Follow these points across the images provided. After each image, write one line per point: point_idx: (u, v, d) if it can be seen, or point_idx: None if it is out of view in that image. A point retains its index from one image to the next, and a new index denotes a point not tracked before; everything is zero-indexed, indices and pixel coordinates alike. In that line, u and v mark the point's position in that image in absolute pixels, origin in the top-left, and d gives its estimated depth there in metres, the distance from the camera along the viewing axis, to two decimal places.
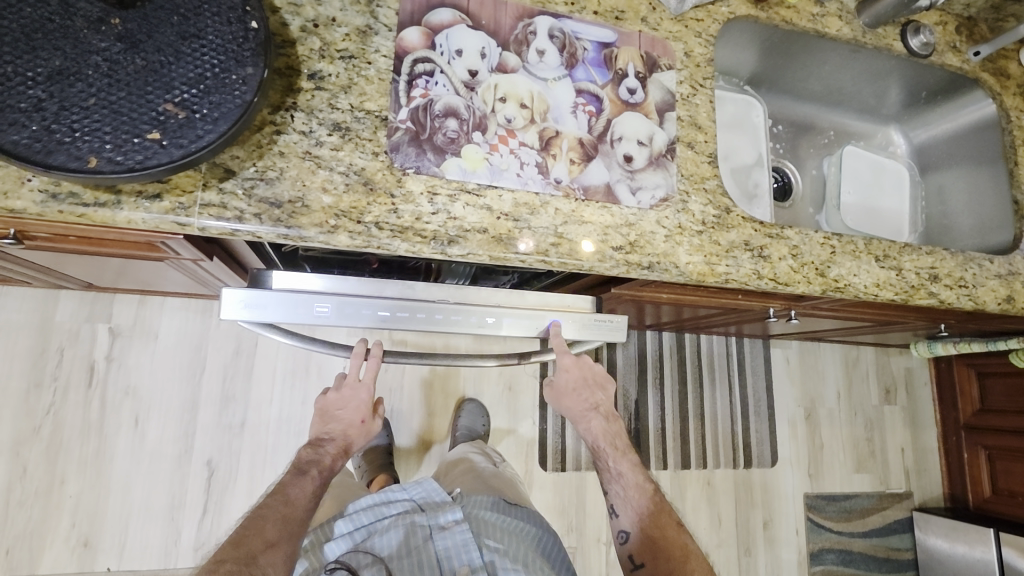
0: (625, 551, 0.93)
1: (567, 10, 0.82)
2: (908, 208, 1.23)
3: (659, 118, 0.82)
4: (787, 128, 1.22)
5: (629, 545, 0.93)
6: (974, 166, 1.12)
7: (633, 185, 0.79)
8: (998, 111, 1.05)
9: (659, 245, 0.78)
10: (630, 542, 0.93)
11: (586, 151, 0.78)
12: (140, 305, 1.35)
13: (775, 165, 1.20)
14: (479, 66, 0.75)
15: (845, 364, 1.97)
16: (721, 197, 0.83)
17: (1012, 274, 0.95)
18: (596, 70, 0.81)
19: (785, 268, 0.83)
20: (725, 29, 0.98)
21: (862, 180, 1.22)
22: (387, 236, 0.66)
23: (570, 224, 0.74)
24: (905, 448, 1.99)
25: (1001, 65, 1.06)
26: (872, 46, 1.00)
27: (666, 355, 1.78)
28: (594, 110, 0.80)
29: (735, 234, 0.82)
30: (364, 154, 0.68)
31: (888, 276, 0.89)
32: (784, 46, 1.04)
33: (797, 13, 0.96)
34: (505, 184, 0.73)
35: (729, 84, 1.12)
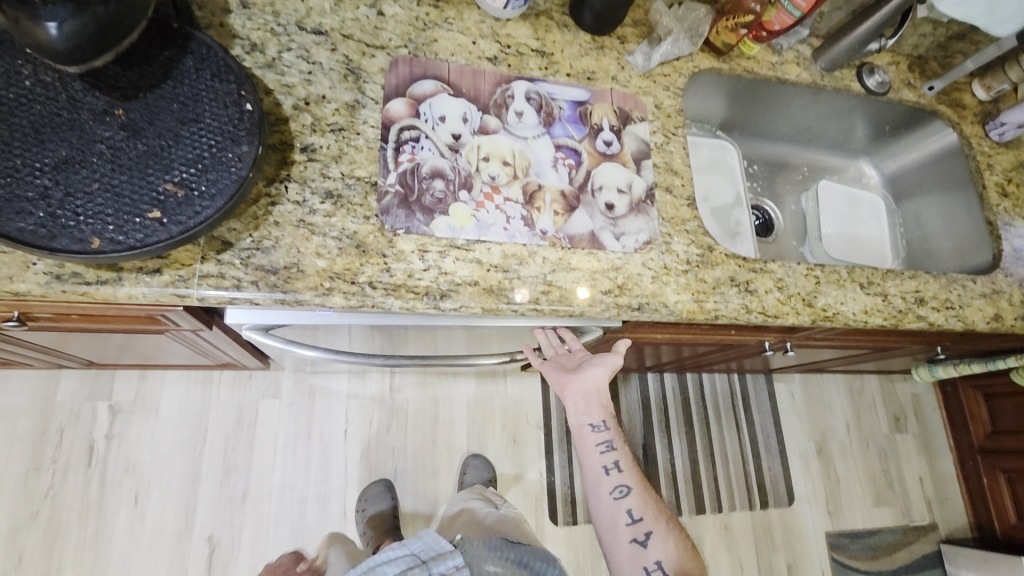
0: (631, 532, 0.83)
1: (541, 74, 0.87)
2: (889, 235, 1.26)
3: (637, 166, 0.86)
4: (763, 167, 1.26)
5: (655, 551, 0.81)
6: (946, 192, 1.17)
7: (617, 231, 0.81)
8: (960, 139, 1.12)
9: (647, 286, 0.80)
10: (656, 547, 0.81)
11: (569, 202, 0.81)
12: (141, 380, 1.36)
13: (754, 204, 1.23)
14: (461, 130, 0.80)
15: (850, 394, 1.95)
16: (702, 237, 0.86)
17: (996, 292, 0.99)
18: (573, 126, 0.85)
19: (773, 301, 0.86)
20: (691, 82, 1.04)
21: (839, 212, 1.22)
22: (381, 294, 0.69)
23: (558, 271, 0.77)
24: (923, 477, 1.94)
25: (956, 97, 1.13)
26: (832, 88, 1.06)
27: (669, 397, 1.76)
28: (573, 163, 0.83)
29: (720, 271, 0.85)
30: (356, 219, 0.71)
31: (875, 302, 0.91)
32: (750, 92, 1.10)
33: (757, 63, 1.01)
34: (492, 238, 0.76)
35: (703, 130, 1.17)
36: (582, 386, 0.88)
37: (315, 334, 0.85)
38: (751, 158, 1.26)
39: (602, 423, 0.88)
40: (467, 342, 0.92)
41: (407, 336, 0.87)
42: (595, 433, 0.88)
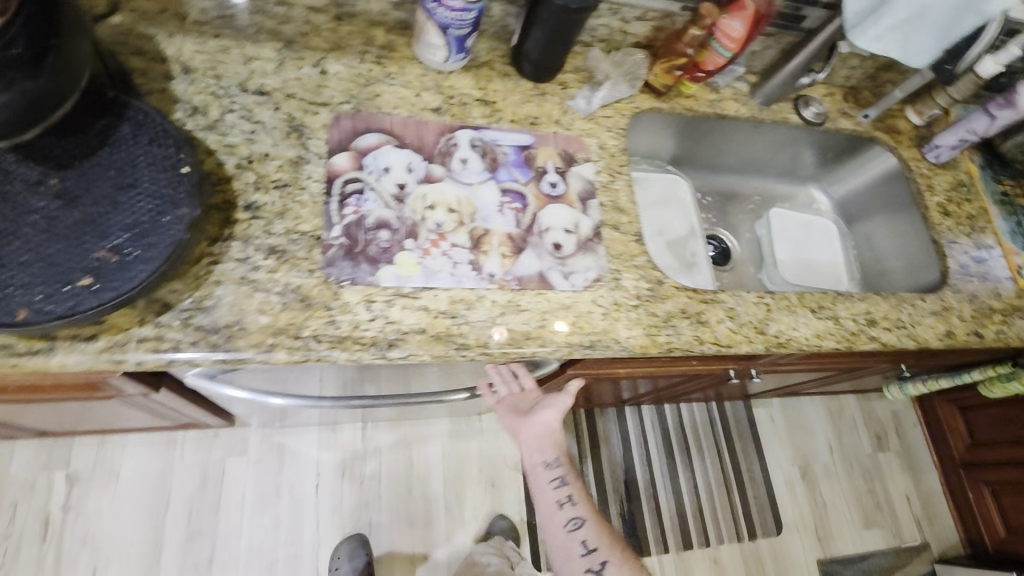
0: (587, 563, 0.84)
1: (485, 122, 0.90)
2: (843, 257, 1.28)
3: (583, 206, 0.88)
4: (716, 199, 1.29)
5: None
6: (893, 213, 1.20)
7: (565, 270, 0.82)
8: (899, 162, 1.16)
9: (598, 323, 0.81)
10: None
11: (516, 244, 0.82)
12: (100, 446, 1.32)
13: (709, 234, 1.26)
14: (406, 179, 0.81)
15: (830, 415, 1.95)
16: (652, 271, 0.87)
17: (946, 309, 1.01)
18: (518, 171, 0.87)
19: (725, 331, 0.87)
20: (635, 122, 1.07)
21: (793, 236, 1.24)
22: (326, 348, 0.68)
23: (507, 314, 0.77)
24: (910, 495, 1.92)
25: (891, 123, 1.18)
26: (771, 121, 1.11)
27: (648, 429, 1.75)
28: (519, 206, 0.85)
29: (670, 304, 0.86)
30: (301, 273, 0.71)
31: (826, 325, 0.92)
32: (694, 129, 1.14)
33: (696, 101, 1.05)
34: (439, 284, 0.76)
35: (653, 166, 1.21)
36: (534, 429, 0.91)
37: (286, 378, 0.86)
38: (704, 190, 1.29)
39: (555, 461, 0.90)
40: (439, 379, 0.93)
41: (377, 374, 0.88)
42: (548, 470, 0.90)
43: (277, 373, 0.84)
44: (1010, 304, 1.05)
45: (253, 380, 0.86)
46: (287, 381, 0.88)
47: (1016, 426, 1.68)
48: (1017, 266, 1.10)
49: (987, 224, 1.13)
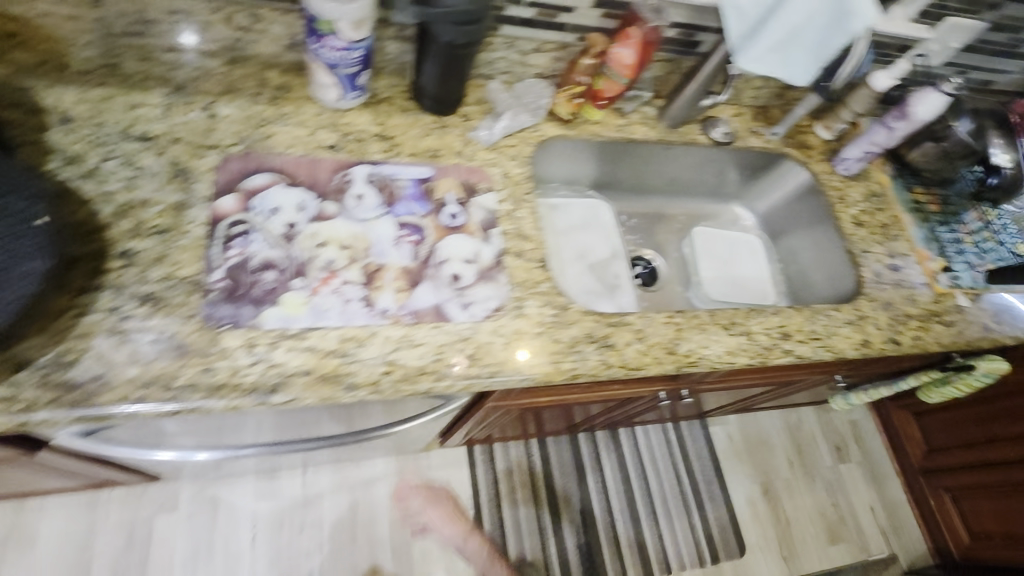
0: None
1: (383, 157, 0.89)
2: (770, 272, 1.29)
3: (484, 235, 0.87)
4: (641, 220, 1.30)
5: None
6: (811, 227, 1.22)
7: (463, 301, 0.81)
8: (811, 176, 1.19)
9: (499, 353, 0.79)
10: None
11: (413, 278, 0.81)
12: (17, 512, 1.26)
13: (635, 256, 1.26)
14: (297, 218, 0.80)
15: (788, 429, 1.94)
16: (556, 297, 0.86)
17: (861, 318, 1.01)
18: (416, 204, 0.86)
19: (633, 353, 0.86)
20: (547, 150, 1.08)
21: (718, 255, 1.25)
22: (200, 397, 0.66)
23: (401, 349, 0.76)
24: (874, 506, 1.90)
25: (802, 138, 1.21)
26: (680, 143, 1.13)
27: (604, 455, 1.72)
28: (417, 239, 0.84)
29: (575, 329, 0.85)
30: (176, 319, 0.69)
31: (739, 342, 0.92)
32: (609, 155, 1.15)
33: (604, 127, 1.07)
34: (328, 323, 0.74)
35: (573, 191, 1.21)
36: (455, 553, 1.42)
37: (228, 426, 0.84)
38: (629, 212, 1.30)
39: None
40: (385, 417, 0.93)
41: (319, 416, 0.88)
42: None
43: (216, 417, 0.81)
44: (926, 310, 1.06)
45: (182, 430, 0.83)
46: (221, 430, 0.86)
47: (967, 429, 1.68)
48: (932, 271, 1.11)
49: (900, 232, 1.15)
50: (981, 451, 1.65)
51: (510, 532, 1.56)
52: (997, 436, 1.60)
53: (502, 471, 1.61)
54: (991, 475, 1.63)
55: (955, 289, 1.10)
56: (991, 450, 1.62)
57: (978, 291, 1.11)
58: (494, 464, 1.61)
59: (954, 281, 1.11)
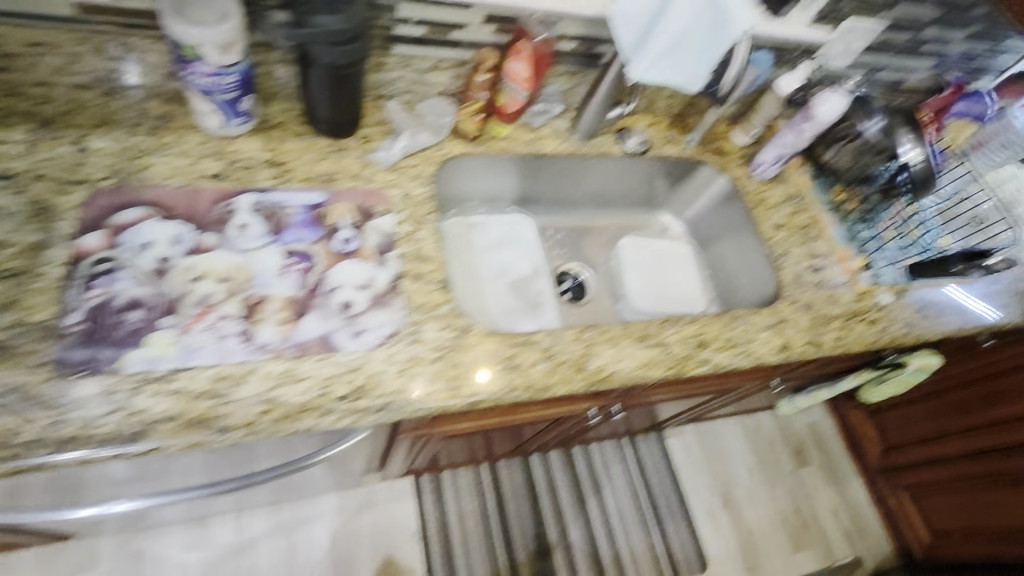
0: None
1: (272, 183, 0.85)
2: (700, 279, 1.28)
3: (380, 259, 0.84)
4: (568, 234, 1.28)
5: None
6: (737, 232, 1.20)
7: (354, 330, 0.77)
8: (730, 181, 1.19)
9: (391, 383, 0.76)
10: None
11: (299, 308, 0.76)
12: None
13: (562, 271, 1.24)
14: (170, 252, 0.75)
15: (748, 436, 1.91)
16: (456, 319, 0.83)
17: (781, 322, 0.99)
18: (305, 230, 0.82)
19: (539, 373, 0.82)
20: (457, 168, 1.05)
21: (647, 265, 1.23)
22: (47, 452, 0.62)
23: (282, 385, 0.71)
24: (837, 509, 1.86)
25: (719, 144, 1.21)
26: (594, 155, 1.11)
27: (557, 476, 1.68)
28: (305, 266, 0.79)
29: (477, 351, 0.81)
30: (25, 369, 0.64)
31: (652, 354, 0.89)
32: (525, 170, 1.14)
33: (512, 143, 1.05)
34: (200, 362, 0.70)
35: (493, 208, 1.18)
36: None
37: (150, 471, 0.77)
38: (556, 226, 1.28)
39: None
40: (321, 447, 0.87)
41: (253, 451, 0.82)
42: None
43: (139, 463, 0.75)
44: (848, 310, 1.05)
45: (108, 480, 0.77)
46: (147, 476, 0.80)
47: (919, 425, 1.68)
48: (853, 270, 1.10)
49: (820, 233, 1.15)
50: (933, 447, 1.64)
51: (460, 563, 1.51)
52: (946, 430, 1.60)
53: (450, 500, 1.56)
54: (945, 470, 1.63)
55: (877, 286, 1.10)
56: (942, 445, 1.61)
57: (901, 288, 1.11)
58: (442, 493, 1.56)
59: (876, 278, 1.11)
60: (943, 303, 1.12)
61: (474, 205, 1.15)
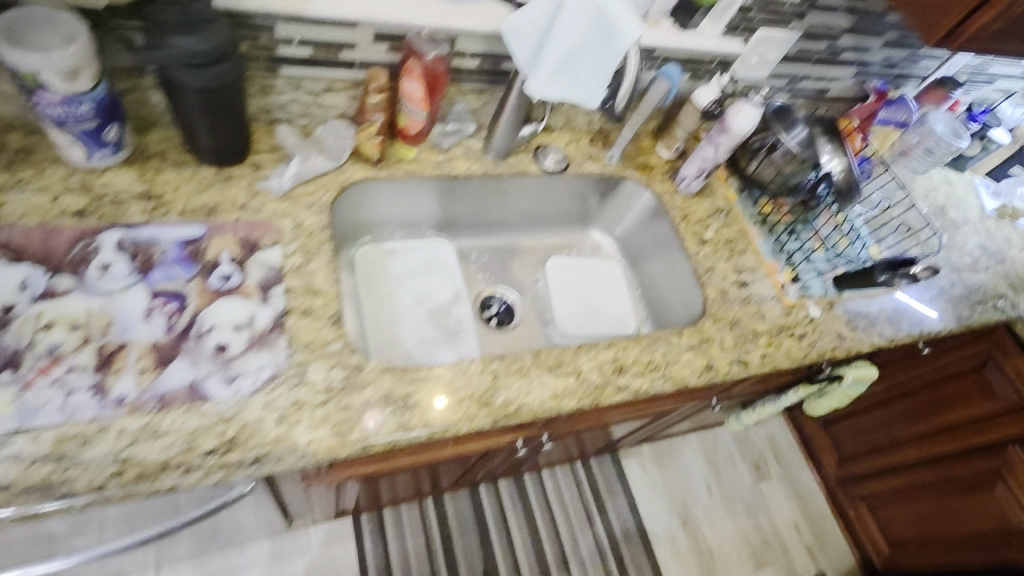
0: None
1: (144, 219, 0.79)
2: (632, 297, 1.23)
3: (263, 295, 0.77)
4: (494, 255, 1.22)
5: None
6: (664, 249, 1.16)
7: (228, 375, 0.70)
8: (655, 197, 1.16)
9: (269, 432, 0.69)
10: None
11: (164, 354, 0.70)
12: None
13: (487, 295, 1.18)
14: (16, 299, 0.68)
15: (705, 452, 1.86)
16: (348, 357, 0.77)
17: (705, 342, 0.95)
18: (178, 267, 0.76)
19: (439, 411, 0.76)
20: (364, 194, 1.00)
21: (575, 285, 1.19)
22: None
23: (139, 442, 0.64)
24: (798, 522, 1.82)
25: (643, 159, 1.17)
26: (511, 174, 1.07)
27: (507, 507, 1.62)
28: (174, 308, 0.73)
29: (370, 391, 0.75)
30: None
31: (566, 383, 0.84)
32: (441, 195, 1.09)
33: (421, 165, 1.00)
34: (43, 422, 0.63)
35: (411, 233, 1.13)
36: None
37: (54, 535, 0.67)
38: (480, 248, 1.22)
39: None
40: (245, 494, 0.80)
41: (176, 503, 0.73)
42: None
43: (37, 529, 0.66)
44: (776, 325, 1.02)
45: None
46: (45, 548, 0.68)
47: (871, 434, 1.65)
48: (780, 284, 1.07)
49: (748, 246, 1.11)
50: (886, 456, 1.61)
51: None
52: (897, 439, 1.57)
53: (392, 539, 1.50)
54: (899, 479, 1.59)
55: (805, 299, 1.06)
56: (895, 454, 1.58)
57: (832, 300, 1.08)
58: (384, 532, 1.50)
59: (805, 291, 1.07)
60: (873, 314, 1.09)
61: (388, 230, 1.10)
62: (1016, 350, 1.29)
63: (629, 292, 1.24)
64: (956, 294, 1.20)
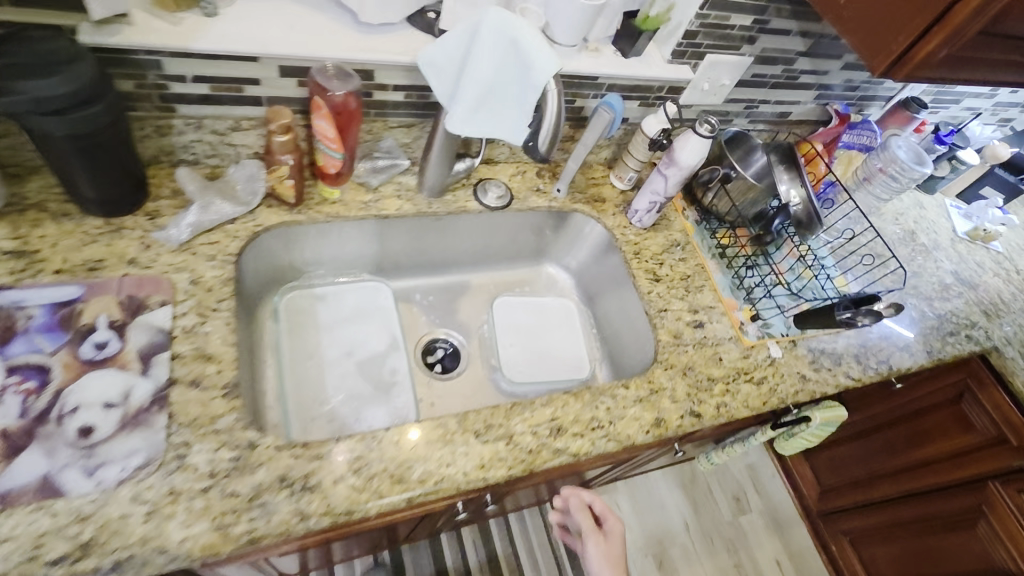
0: None
1: (11, 280, 0.70)
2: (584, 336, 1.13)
3: (144, 366, 0.69)
4: (438, 296, 1.11)
5: None
6: (617, 286, 1.07)
7: (90, 464, 0.61)
8: (606, 230, 1.06)
9: (135, 530, 0.59)
10: None
11: (13, 442, 0.60)
12: None
13: (428, 340, 1.07)
14: None
15: (682, 486, 1.77)
16: (240, 433, 0.67)
17: (655, 393, 0.86)
18: (45, 337, 0.67)
19: (344, 492, 0.67)
20: (279, 241, 0.90)
21: (524, 329, 1.08)
22: None
23: None
24: (780, 559, 1.70)
25: (594, 191, 1.09)
26: (447, 213, 0.97)
27: (470, 558, 1.51)
28: (34, 385, 0.64)
29: (263, 472, 0.65)
30: None
31: (495, 450, 0.74)
32: (370, 235, 0.99)
33: (345, 207, 0.91)
34: None
35: (344, 277, 1.03)
36: None
37: None
38: (419, 286, 1.11)
39: None
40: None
41: None
42: None
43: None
44: (734, 370, 0.93)
45: None
46: None
47: (851, 467, 1.57)
48: (738, 321, 0.99)
49: (706, 281, 1.03)
50: (865, 490, 1.53)
51: None
52: (876, 473, 1.49)
53: None
54: (879, 515, 1.50)
55: (765, 338, 0.98)
56: (873, 488, 1.50)
57: (793, 338, 1.00)
58: None
59: (765, 330, 0.99)
60: (838, 350, 1.02)
61: (309, 271, 1.00)
62: (992, 382, 1.20)
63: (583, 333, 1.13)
64: (928, 325, 1.12)
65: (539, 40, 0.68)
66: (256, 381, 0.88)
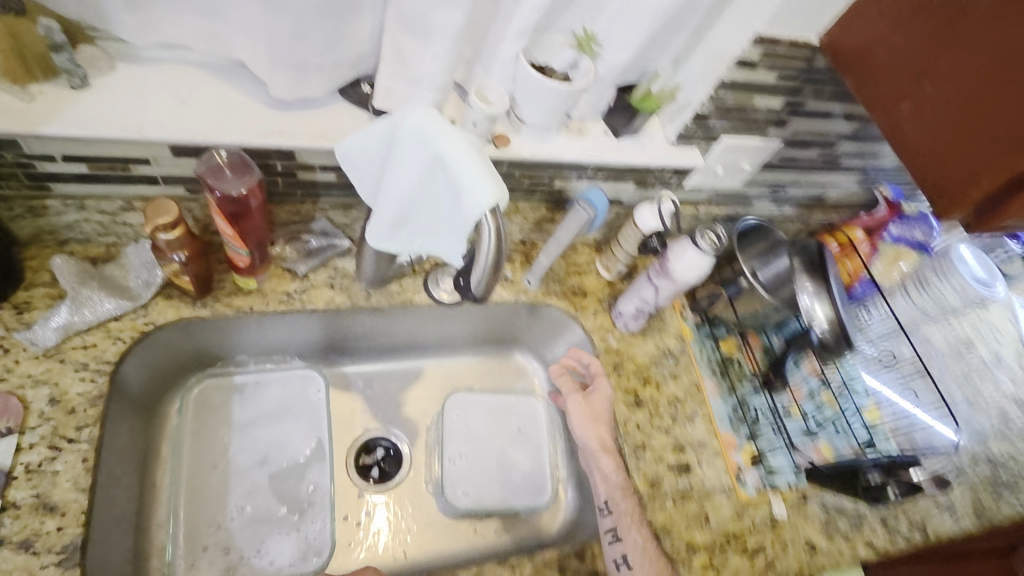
0: None
1: None
2: (547, 448, 0.95)
3: None
4: (386, 382, 0.94)
5: None
6: None
7: None
8: (583, 332, 0.88)
9: None
10: None
11: None
12: None
13: (362, 444, 0.89)
14: None
15: None
16: None
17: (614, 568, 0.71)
18: None
19: None
20: (172, 338, 0.75)
21: (478, 438, 0.93)
22: None
23: None
24: None
25: (575, 281, 0.90)
26: (389, 306, 0.81)
27: None
28: None
29: None
30: None
31: None
32: (294, 324, 0.83)
33: (262, 298, 0.75)
34: None
35: (270, 362, 0.88)
36: None
37: None
38: (360, 371, 0.93)
39: None
40: None
41: None
42: None
43: None
44: (719, 534, 0.77)
45: None
46: None
47: None
48: (736, 467, 0.82)
49: (699, 409, 0.85)
50: None
51: None
52: None
53: None
54: None
55: (767, 492, 0.81)
56: None
57: (804, 490, 0.83)
58: None
59: (767, 479, 0.82)
60: (860, 511, 0.84)
61: (227, 360, 0.85)
62: None
63: (544, 442, 0.95)
64: (974, 477, 0.92)
65: (470, 160, 0.50)
66: (147, 497, 0.74)
